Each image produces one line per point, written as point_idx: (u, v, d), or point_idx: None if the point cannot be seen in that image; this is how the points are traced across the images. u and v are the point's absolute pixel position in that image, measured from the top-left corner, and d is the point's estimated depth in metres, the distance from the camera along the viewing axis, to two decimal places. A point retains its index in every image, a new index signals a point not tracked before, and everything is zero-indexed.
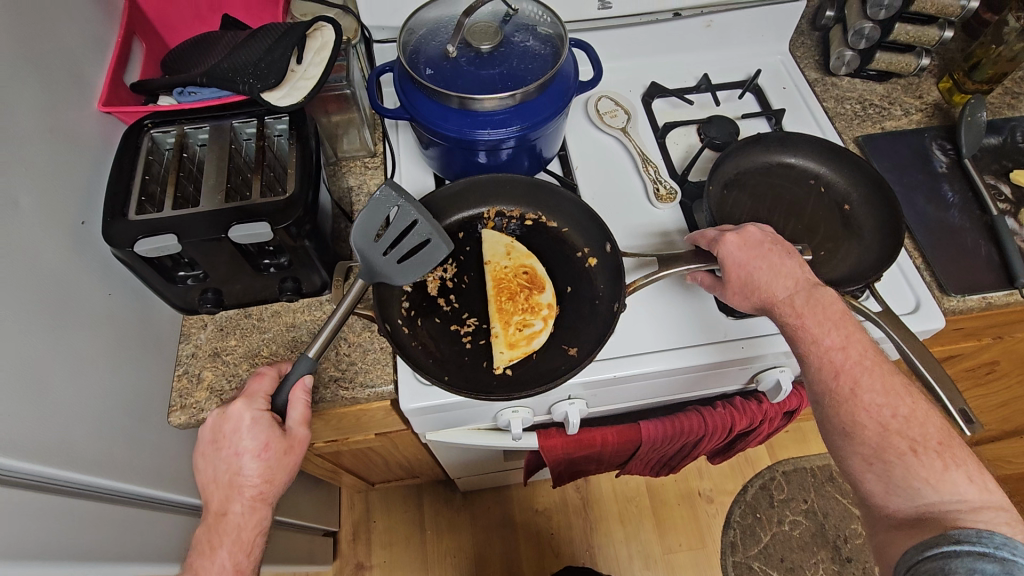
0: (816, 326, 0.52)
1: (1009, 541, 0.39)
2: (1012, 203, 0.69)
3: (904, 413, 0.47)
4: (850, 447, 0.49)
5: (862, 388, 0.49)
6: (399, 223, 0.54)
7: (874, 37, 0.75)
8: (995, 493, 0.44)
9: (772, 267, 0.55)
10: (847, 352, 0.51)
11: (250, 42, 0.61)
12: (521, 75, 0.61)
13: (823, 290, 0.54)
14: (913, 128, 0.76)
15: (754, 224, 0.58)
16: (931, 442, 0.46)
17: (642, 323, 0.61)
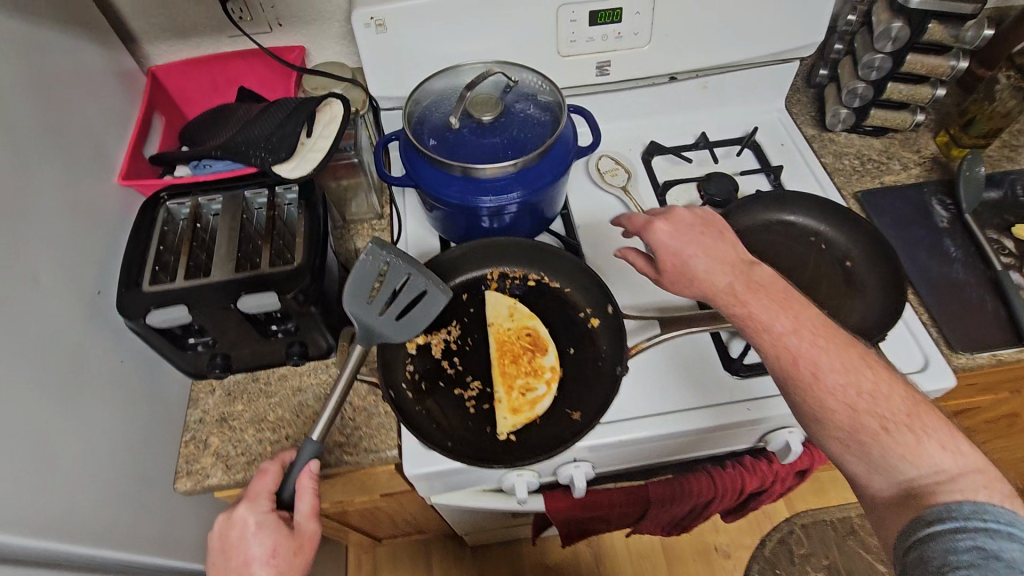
0: (762, 310, 0.49)
1: (979, 508, 0.37)
2: (1016, 257, 0.69)
3: (867, 386, 0.43)
4: (823, 432, 0.44)
5: (823, 369, 0.45)
6: (392, 278, 0.57)
7: (867, 96, 0.76)
8: (971, 456, 0.40)
9: (706, 252, 0.53)
10: (799, 329, 0.47)
11: (263, 118, 0.64)
12: (522, 145, 0.63)
13: (759, 269, 0.52)
14: (912, 183, 0.77)
15: (680, 206, 0.57)
16: (900, 416, 0.42)
17: (645, 386, 0.61)
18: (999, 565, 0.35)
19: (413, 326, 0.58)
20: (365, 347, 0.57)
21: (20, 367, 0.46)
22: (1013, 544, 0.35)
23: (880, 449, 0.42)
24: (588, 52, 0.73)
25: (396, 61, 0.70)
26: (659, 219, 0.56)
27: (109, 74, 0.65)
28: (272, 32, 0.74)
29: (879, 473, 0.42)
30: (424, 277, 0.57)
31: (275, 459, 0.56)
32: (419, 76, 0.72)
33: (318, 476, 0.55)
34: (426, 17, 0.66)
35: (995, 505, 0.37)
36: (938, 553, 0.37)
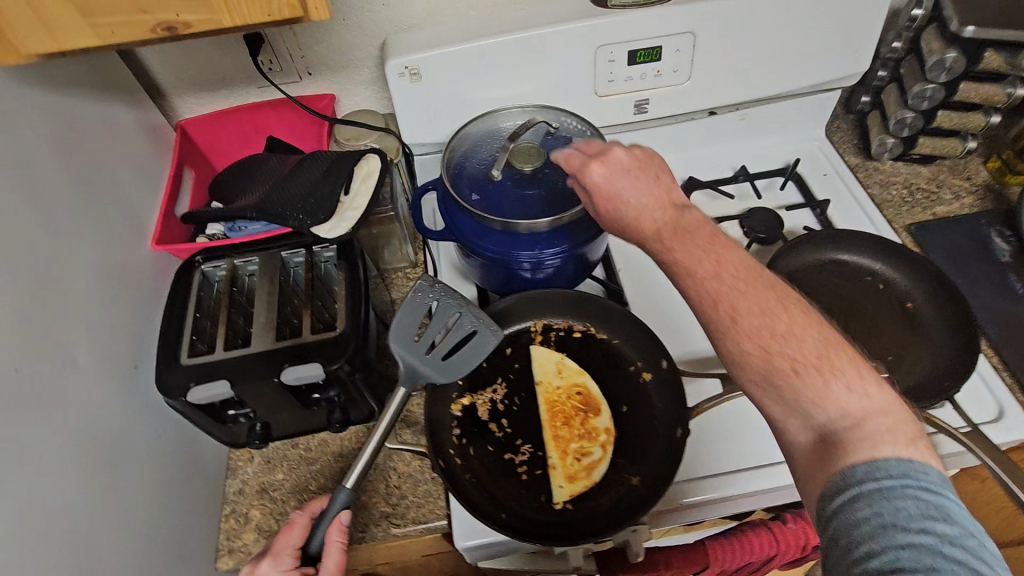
0: (688, 257, 0.45)
1: (872, 466, 0.34)
2: None
3: (784, 328, 0.40)
4: (743, 375, 0.41)
5: (742, 312, 0.41)
6: (440, 314, 0.57)
7: (917, 125, 0.74)
8: (878, 397, 0.37)
9: (637, 195, 0.50)
10: (722, 272, 0.43)
11: (298, 174, 0.62)
12: (566, 198, 0.61)
13: (688, 213, 0.48)
14: (966, 214, 0.74)
15: (619, 147, 0.54)
16: (810, 357, 0.39)
17: (704, 445, 0.58)
18: (900, 530, 0.31)
19: (458, 368, 0.56)
20: (406, 390, 0.56)
21: (64, 460, 0.44)
22: (910, 500, 0.32)
23: (796, 389, 0.39)
24: (626, 91, 0.70)
25: (430, 108, 0.68)
26: (594, 161, 0.53)
27: (139, 133, 0.64)
28: (301, 81, 0.72)
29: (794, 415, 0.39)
30: (473, 314, 0.57)
31: (302, 510, 0.53)
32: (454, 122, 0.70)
33: (347, 528, 0.52)
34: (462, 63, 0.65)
35: (892, 457, 0.34)
36: (841, 526, 0.33)
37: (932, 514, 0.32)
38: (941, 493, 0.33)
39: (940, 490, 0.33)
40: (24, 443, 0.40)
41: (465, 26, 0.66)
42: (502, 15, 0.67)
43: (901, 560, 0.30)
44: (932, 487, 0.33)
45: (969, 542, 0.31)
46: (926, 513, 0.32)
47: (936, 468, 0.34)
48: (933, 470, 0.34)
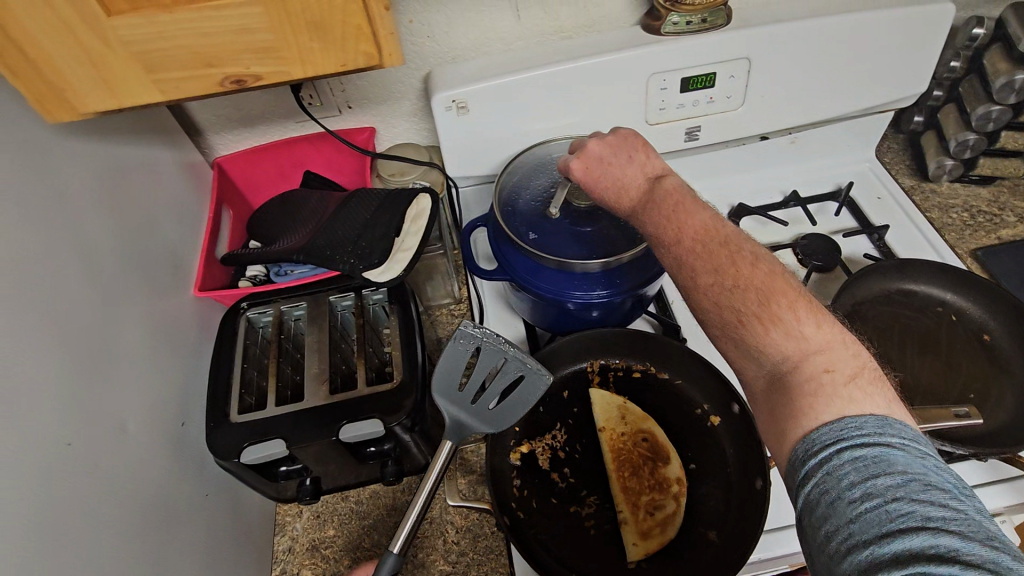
0: (655, 229, 0.47)
1: (808, 444, 0.32)
2: None
3: (729, 280, 0.41)
4: (708, 325, 0.43)
5: (698, 271, 0.43)
6: (483, 361, 0.50)
7: (980, 146, 0.72)
8: (816, 337, 0.37)
9: (614, 182, 0.52)
10: (683, 237, 0.45)
11: (344, 214, 0.60)
12: (623, 236, 0.59)
13: (661, 184, 0.49)
14: None
15: (591, 138, 0.55)
16: (753, 307, 0.39)
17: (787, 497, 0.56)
18: (842, 502, 0.29)
19: (507, 416, 0.52)
20: (454, 443, 0.52)
21: (118, 535, 0.41)
22: (848, 464, 0.30)
23: (749, 342, 0.39)
24: (678, 118, 0.68)
25: (477, 141, 0.66)
26: (573, 158, 0.55)
27: (178, 174, 0.62)
28: (341, 115, 0.70)
29: (748, 362, 0.40)
30: (524, 360, 0.50)
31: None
32: (501, 154, 0.68)
33: None
34: (512, 95, 0.63)
35: (823, 426, 0.32)
36: (803, 518, 0.31)
37: (870, 471, 0.29)
38: (881, 444, 0.30)
39: (878, 440, 0.30)
40: (81, 523, 0.38)
41: (512, 57, 0.65)
42: (551, 45, 0.66)
43: (852, 534, 0.27)
44: (869, 442, 0.30)
45: (914, 487, 0.27)
46: (864, 471, 0.29)
47: (874, 419, 0.31)
48: (870, 422, 0.31)
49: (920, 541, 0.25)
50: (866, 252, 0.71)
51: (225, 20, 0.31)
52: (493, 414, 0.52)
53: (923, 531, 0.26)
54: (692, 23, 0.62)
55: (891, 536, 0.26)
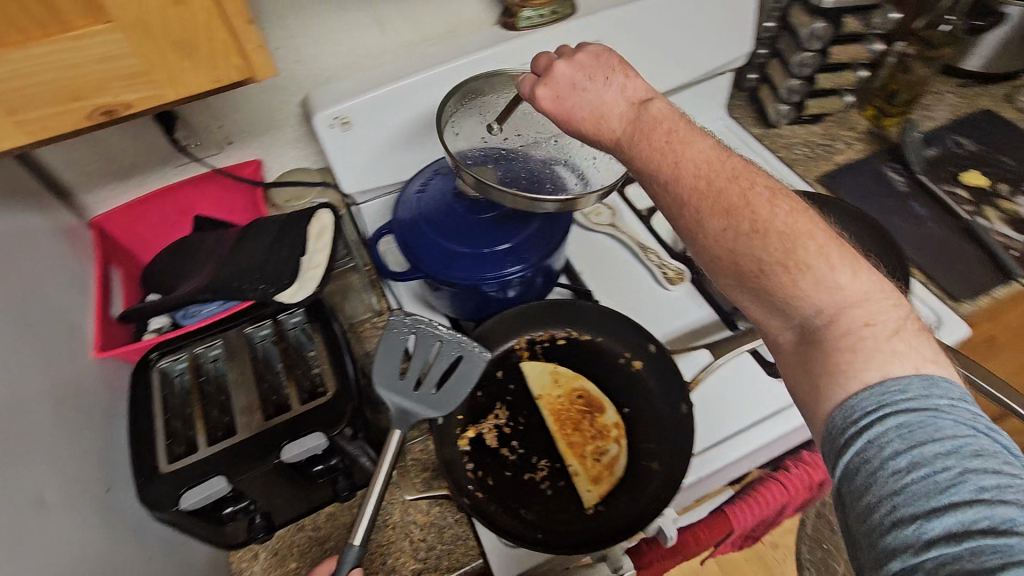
0: (647, 161, 0.47)
1: (846, 412, 0.34)
2: (975, 202, 0.76)
3: (749, 223, 0.41)
4: (717, 274, 0.44)
5: (703, 214, 0.44)
6: (421, 345, 0.54)
7: (802, 90, 0.84)
8: (851, 288, 0.38)
9: (593, 105, 0.51)
10: (682, 172, 0.45)
11: (246, 245, 0.60)
12: (519, 219, 0.64)
13: (649, 110, 0.49)
14: (861, 158, 0.84)
15: (561, 61, 0.53)
16: (778, 255, 0.40)
17: (710, 416, 0.62)
18: (890, 474, 0.31)
19: (450, 398, 0.53)
20: (403, 430, 0.52)
21: None
22: (892, 431, 0.32)
23: (777, 292, 0.40)
24: None
25: (368, 152, 0.68)
26: (541, 84, 0.54)
27: (55, 236, 0.58)
28: (223, 150, 0.70)
29: (772, 316, 0.42)
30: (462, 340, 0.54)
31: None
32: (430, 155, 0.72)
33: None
34: (392, 103, 0.65)
35: (861, 393, 0.34)
36: (842, 486, 0.33)
37: (917, 440, 0.31)
38: (926, 407, 0.32)
39: (922, 405, 0.32)
40: None
41: (384, 69, 0.68)
42: (419, 53, 0.69)
43: (900, 505, 0.30)
44: (916, 407, 0.32)
45: (961, 455, 0.30)
46: (910, 440, 0.31)
47: (918, 380, 0.34)
48: (912, 384, 0.33)
49: (973, 512, 0.28)
50: None
51: (87, 48, 0.31)
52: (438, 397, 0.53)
53: (976, 502, 0.28)
54: (543, 15, 0.68)
55: (943, 508, 0.28)
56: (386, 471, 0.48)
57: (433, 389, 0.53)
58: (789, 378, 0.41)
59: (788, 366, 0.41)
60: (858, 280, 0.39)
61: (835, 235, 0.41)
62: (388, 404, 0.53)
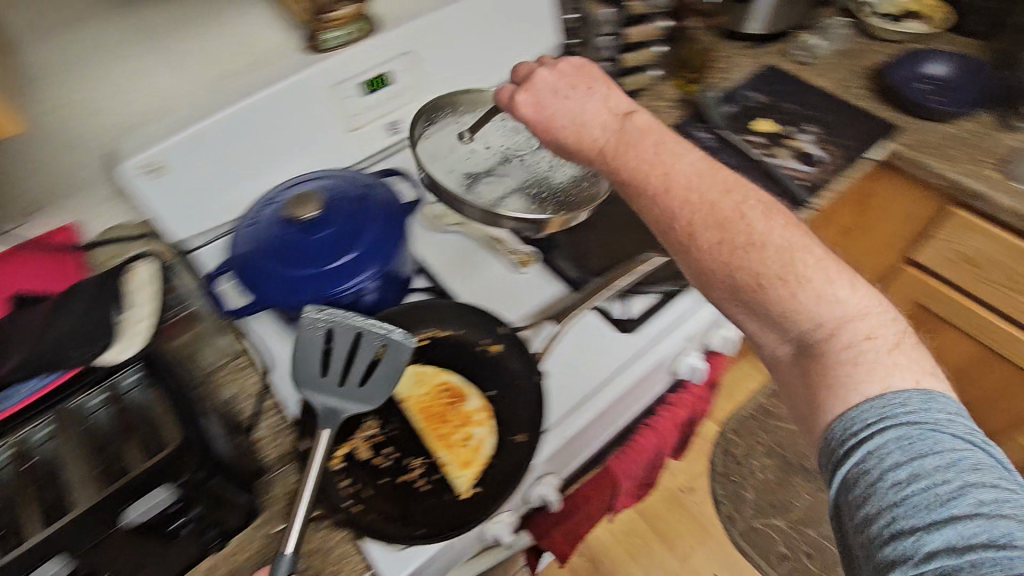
0: (633, 169, 0.57)
1: (847, 422, 0.41)
2: (767, 147, 0.87)
3: (745, 237, 0.49)
4: (711, 288, 0.52)
5: (695, 228, 0.52)
6: (341, 340, 0.58)
7: (612, 71, 0.92)
8: (850, 303, 0.46)
9: (573, 113, 0.62)
10: (671, 186, 0.54)
11: (58, 314, 0.55)
12: (358, 229, 0.65)
13: (631, 122, 0.59)
14: (674, 123, 0.93)
15: (540, 71, 0.64)
16: (772, 270, 0.48)
17: (567, 379, 0.66)
18: (893, 487, 0.37)
19: (378, 388, 0.57)
20: (332, 426, 0.54)
21: None
22: (894, 446, 0.38)
23: (780, 307, 0.47)
24: (372, 119, 0.77)
25: (195, 193, 0.68)
26: (519, 89, 0.64)
27: None
28: (28, 219, 0.65)
29: (768, 330, 0.49)
30: (386, 331, 0.59)
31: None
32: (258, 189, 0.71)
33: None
34: (207, 141, 0.66)
35: (863, 404, 0.41)
36: (847, 496, 0.39)
37: (916, 456, 0.37)
38: (927, 420, 0.39)
39: (918, 421, 0.39)
40: None
41: (194, 110, 0.67)
42: (229, 88, 0.69)
43: (901, 516, 0.36)
44: (915, 420, 0.39)
45: (956, 470, 0.36)
46: (910, 454, 0.37)
47: (918, 395, 0.41)
48: (911, 398, 0.40)
49: (968, 525, 0.34)
50: None
51: None
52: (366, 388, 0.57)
53: (971, 515, 0.34)
54: (349, 34, 0.72)
55: (941, 520, 0.35)
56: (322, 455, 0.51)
57: (358, 382, 0.57)
58: (792, 386, 0.49)
59: (790, 376, 0.49)
60: (855, 294, 0.47)
61: (835, 254, 0.49)
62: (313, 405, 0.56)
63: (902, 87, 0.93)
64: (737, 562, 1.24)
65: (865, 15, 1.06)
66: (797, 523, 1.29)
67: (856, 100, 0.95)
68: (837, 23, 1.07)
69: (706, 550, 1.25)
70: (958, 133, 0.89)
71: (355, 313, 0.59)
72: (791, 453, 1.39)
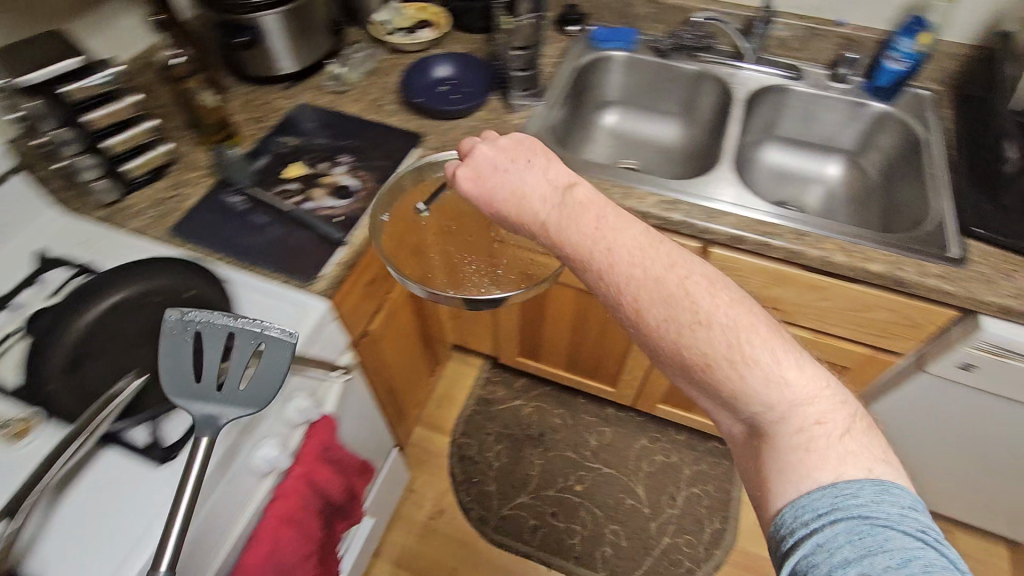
0: (576, 244, 0.54)
1: (795, 509, 0.42)
2: (301, 190, 0.84)
3: (693, 316, 0.48)
4: (668, 366, 0.51)
5: (642, 304, 0.51)
6: (214, 341, 0.58)
7: (96, 164, 0.78)
8: (799, 389, 0.45)
9: (509, 187, 0.59)
10: (615, 259, 0.52)
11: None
12: None
13: (570, 196, 0.56)
14: (205, 193, 0.84)
15: (481, 146, 0.63)
16: (721, 352, 0.47)
17: (85, 554, 0.54)
18: None
19: (259, 391, 0.58)
20: (209, 435, 0.55)
21: None
22: (845, 540, 0.39)
23: (730, 392, 0.47)
24: None
25: None
26: (458, 166, 0.63)
27: None
28: None
29: (725, 411, 0.49)
30: (262, 328, 0.59)
31: None
32: None
33: None
34: None
35: (812, 492, 0.42)
36: None
37: (868, 554, 0.37)
38: (880, 515, 0.39)
39: (867, 517, 0.39)
40: None
41: None
42: None
43: None
44: (866, 513, 0.39)
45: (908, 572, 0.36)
46: (860, 551, 0.38)
47: (871, 485, 0.41)
48: (865, 491, 0.40)
49: None
50: (77, 283, 0.71)
51: None
52: (246, 393, 0.58)
53: None
54: None
55: None
56: (198, 473, 0.52)
57: (241, 388, 0.58)
58: (745, 466, 0.49)
59: (744, 453, 0.49)
60: (803, 375, 0.46)
61: (778, 330, 0.48)
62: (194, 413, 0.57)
63: (426, 98, 0.98)
64: (499, 558, 1.28)
65: (384, 34, 1.11)
66: (538, 490, 1.37)
67: (388, 116, 0.98)
68: (363, 47, 1.10)
69: (467, 562, 1.27)
70: (477, 124, 0.97)
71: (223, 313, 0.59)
72: (518, 428, 1.47)
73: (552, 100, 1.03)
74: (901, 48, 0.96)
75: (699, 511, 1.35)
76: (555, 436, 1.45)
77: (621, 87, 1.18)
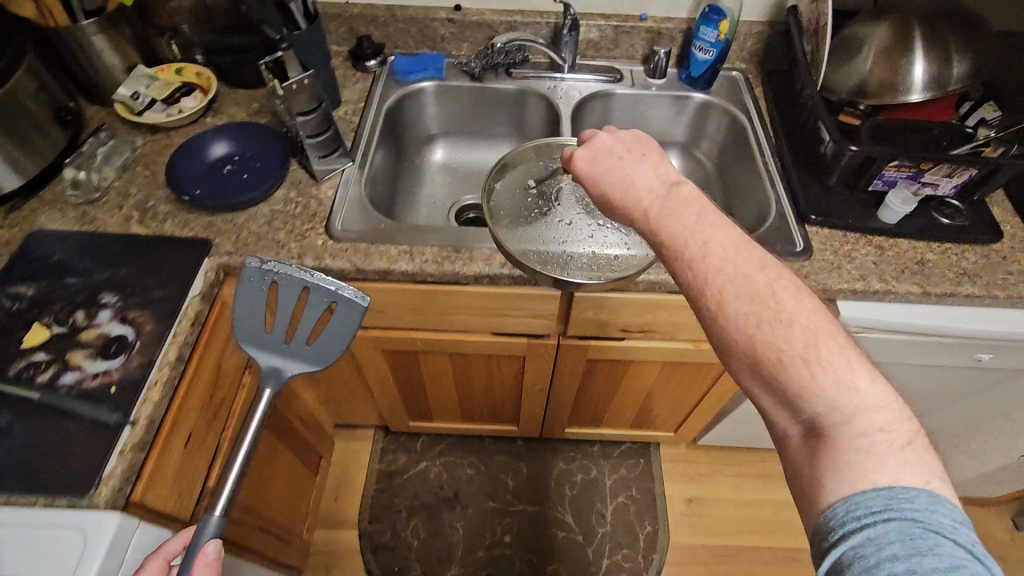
0: (671, 237, 0.50)
1: (849, 504, 0.37)
2: (53, 362, 0.63)
3: (774, 313, 0.43)
4: (731, 359, 0.46)
5: (726, 298, 0.45)
6: (290, 291, 0.64)
7: None
8: (869, 394, 0.40)
9: (625, 181, 0.56)
10: (708, 253, 0.47)
11: None
12: None
13: (680, 191, 0.53)
14: None
15: (603, 133, 0.62)
16: (797, 348, 0.42)
17: None
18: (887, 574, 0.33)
19: (324, 351, 0.63)
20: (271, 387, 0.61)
21: None
22: (893, 534, 0.35)
23: (790, 387, 0.42)
24: None
25: None
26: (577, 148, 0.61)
27: None
28: None
29: (784, 409, 0.43)
30: (335, 288, 0.64)
31: None
32: None
33: None
34: None
35: (867, 490, 0.37)
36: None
37: (918, 551, 0.34)
38: (932, 522, 0.35)
39: (919, 518, 0.35)
40: None
41: None
42: None
43: None
44: (920, 518, 0.35)
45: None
46: (909, 547, 0.34)
47: (927, 494, 0.36)
48: (919, 497, 0.36)
49: None
50: None
51: None
52: (315, 351, 0.63)
53: None
54: None
55: None
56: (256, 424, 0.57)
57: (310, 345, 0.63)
58: (794, 476, 0.42)
59: (793, 459, 0.43)
60: (874, 384, 0.41)
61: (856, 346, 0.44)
62: (260, 363, 0.63)
63: (207, 189, 0.80)
64: None
65: (136, 112, 0.88)
66: (467, 554, 1.27)
67: (163, 223, 0.78)
68: (111, 133, 0.88)
69: None
70: (281, 207, 0.81)
71: (301, 269, 0.65)
72: (430, 494, 1.35)
73: (365, 156, 0.90)
74: (704, 39, 0.95)
75: (629, 519, 1.33)
76: (472, 489, 1.36)
77: (442, 118, 1.07)
